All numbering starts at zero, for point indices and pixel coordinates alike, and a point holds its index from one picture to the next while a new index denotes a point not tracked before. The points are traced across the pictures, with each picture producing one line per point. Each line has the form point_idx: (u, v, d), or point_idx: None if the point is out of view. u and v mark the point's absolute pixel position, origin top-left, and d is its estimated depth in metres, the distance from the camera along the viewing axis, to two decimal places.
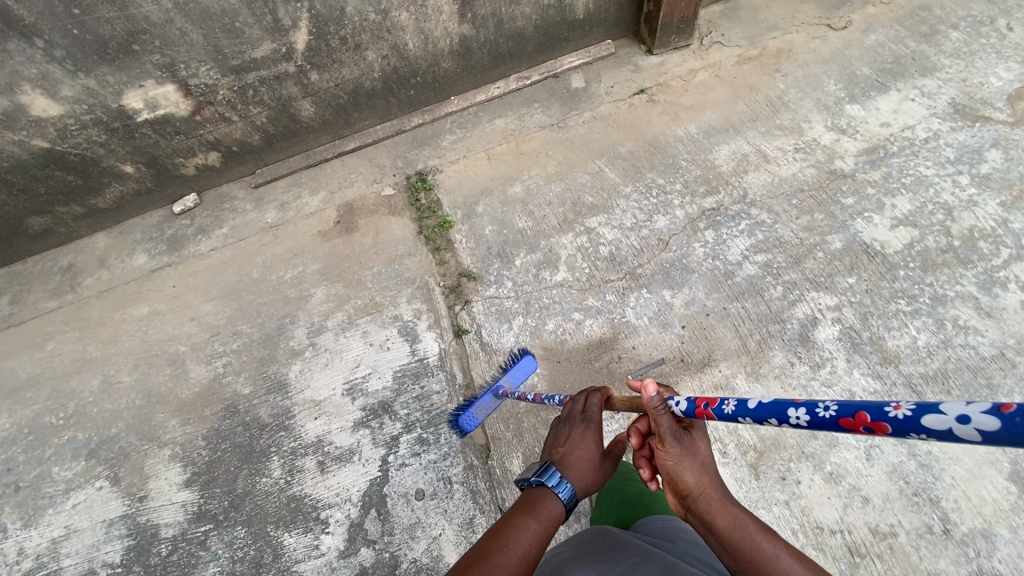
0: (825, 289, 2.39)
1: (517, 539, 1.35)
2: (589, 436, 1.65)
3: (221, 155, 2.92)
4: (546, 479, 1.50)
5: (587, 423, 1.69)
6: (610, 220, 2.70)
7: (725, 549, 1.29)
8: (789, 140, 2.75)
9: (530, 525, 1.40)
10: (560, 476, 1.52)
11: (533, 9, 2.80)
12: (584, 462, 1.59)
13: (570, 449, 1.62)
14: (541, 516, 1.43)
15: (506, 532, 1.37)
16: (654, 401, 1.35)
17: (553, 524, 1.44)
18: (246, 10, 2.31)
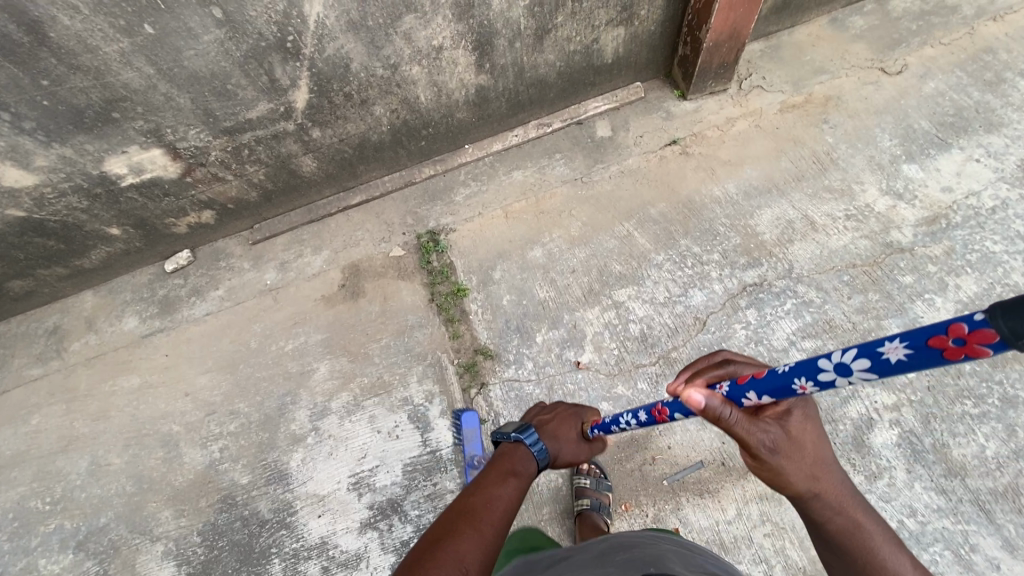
0: (881, 385, 2.16)
1: (499, 497, 1.40)
2: (572, 413, 1.81)
3: (216, 213, 2.70)
4: (524, 437, 1.61)
5: (578, 408, 1.84)
6: (641, 293, 2.46)
7: (838, 546, 1.19)
8: (839, 205, 2.50)
9: (509, 483, 1.46)
10: (537, 438, 1.64)
11: (558, 56, 2.53)
12: (562, 437, 1.72)
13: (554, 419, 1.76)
14: (519, 472, 1.52)
15: (486, 493, 1.39)
16: (720, 408, 1.10)
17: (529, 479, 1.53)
18: (239, 72, 2.04)
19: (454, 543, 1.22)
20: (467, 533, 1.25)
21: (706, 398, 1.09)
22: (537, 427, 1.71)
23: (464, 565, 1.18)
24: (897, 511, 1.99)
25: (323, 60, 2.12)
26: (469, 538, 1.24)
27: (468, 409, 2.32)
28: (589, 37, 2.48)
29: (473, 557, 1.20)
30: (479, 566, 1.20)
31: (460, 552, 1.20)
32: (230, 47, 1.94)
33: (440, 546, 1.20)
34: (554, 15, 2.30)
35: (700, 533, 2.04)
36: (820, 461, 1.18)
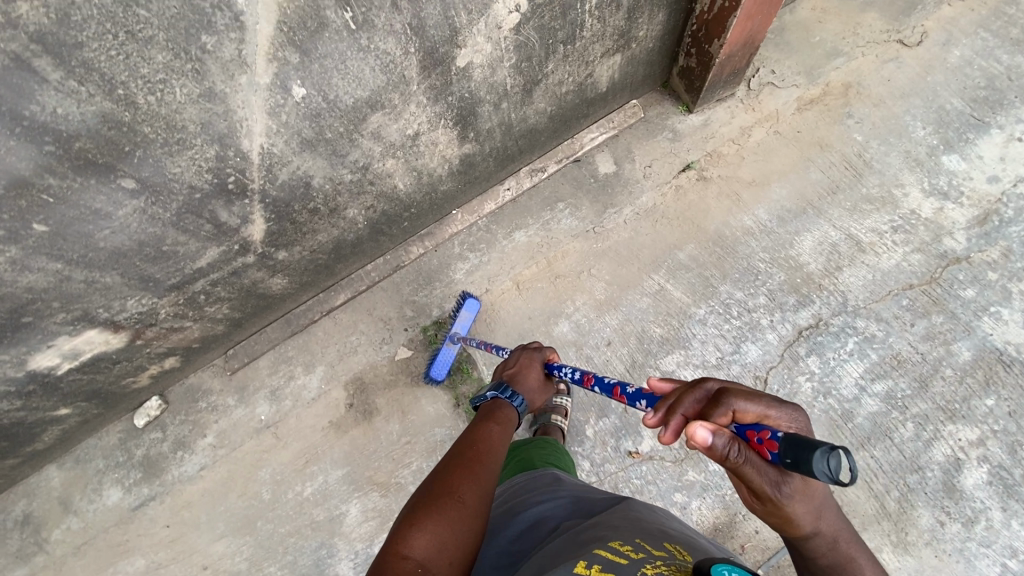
0: (963, 420, 2.03)
1: (487, 440, 1.50)
2: (535, 361, 1.88)
3: (180, 356, 2.26)
4: (502, 392, 1.71)
5: (540, 351, 1.93)
6: (689, 357, 2.22)
7: None
8: (883, 217, 2.26)
9: (491, 426, 1.56)
10: (513, 391, 1.73)
11: (549, 102, 2.11)
12: (531, 380, 1.82)
13: (524, 371, 1.83)
14: (499, 419, 1.61)
15: (478, 440, 1.48)
16: (729, 445, 0.96)
17: (510, 427, 1.64)
18: (174, 230, 1.58)
19: (453, 482, 1.31)
20: (465, 474, 1.34)
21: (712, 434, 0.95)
22: (510, 380, 1.81)
23: (463, 501, 1.27)
24: (999, 554, 1.92)
25: (278, 187, 1.66)
26: (468, 480, 1.32)
27: (472, 294, 2.33)
28: (582, 74, 2.06)
29: (472, 496, 1.29)
30: (478, 501, 1.29)
31: (458, 489, 1.29)
32: (156, 211, 1.47)
33: (439, 488, 1.29)
34: (545, 64, 1.86)
35: None
36: (825, 502, 1.06)
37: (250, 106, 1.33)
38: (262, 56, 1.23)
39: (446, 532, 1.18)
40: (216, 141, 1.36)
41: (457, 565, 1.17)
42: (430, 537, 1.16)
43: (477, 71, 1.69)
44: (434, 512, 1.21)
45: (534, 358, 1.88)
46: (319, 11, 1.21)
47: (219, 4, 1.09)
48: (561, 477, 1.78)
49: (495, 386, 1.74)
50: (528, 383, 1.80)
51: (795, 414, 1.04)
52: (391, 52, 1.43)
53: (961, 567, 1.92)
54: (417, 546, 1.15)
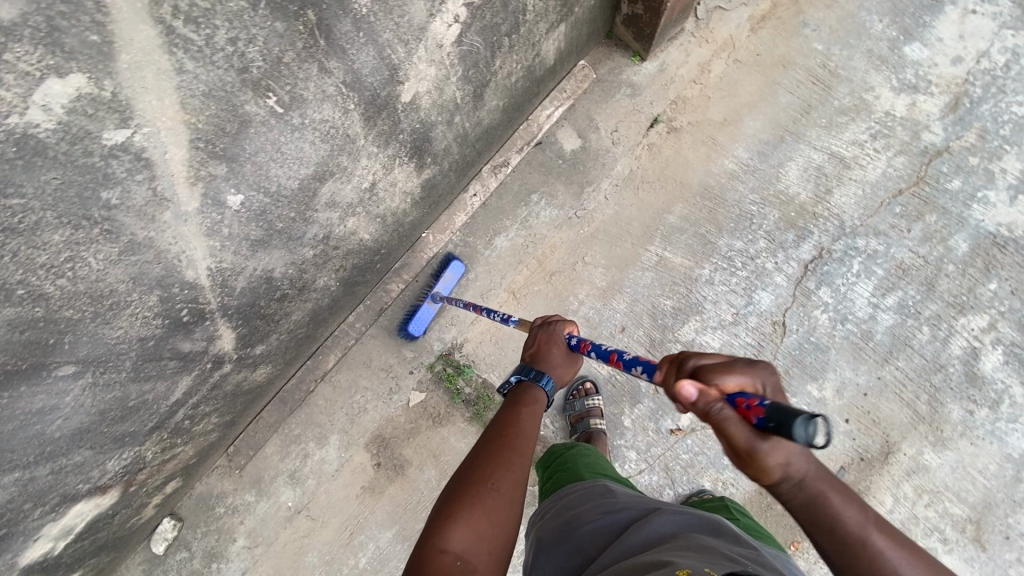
0: (972, 310, 2.09)
1: (521, 421, 1.30)
2: (558, 332, 1.50)
3: (181, 475, 2.03)
4: (525, 375, 1.40)
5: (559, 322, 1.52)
6: (706, 321, 2.16)
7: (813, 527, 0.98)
8: (860, 127, 2.20)
9: (523, 412, 1.33)
10: (539, 370, 1.41)
11: (501, 96, 1.86)
12: (558, 357, 1.46)
13: (549, 347, 1.46)
14: (528, 402, 1.35)
15: (509, 417, 1.31)
16: (716, 404, 0.90)
17: (541, 410, 1.37)
18: (136, 383, 1.32)
19: (488, 469, 1.17)
20: (501, 458, 1.20)
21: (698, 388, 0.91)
22: (533, 359, 1.46)
23: (498, 489, 1.14)
24: None
25: (238, 296, 1.41)
26: (502, 465, 1.18)
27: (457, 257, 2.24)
28: (531, 56, 1.82)
29: (508, 482, 1.16)
30: (514, 490, 1.16)
31: (493, 477, 1.16)
32: (109, 377, 1.22)
33: (473, 474, 1.17)
34: (492, 63, 1.62)
35: None
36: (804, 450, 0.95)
37: (183, 238, 1.08)
38: (183, 185, 1.00)
39: (484, 526, 1.08)
40: (155, 287, 1.11)
41: (496, 560, 1.07)
42: (469, 533, 1.07)
43: (425, 98, 1.45)
44: (469, 505, 1.11)
45: (557, 329, 1.50)
46: (237, 109, 0.98)
47: (111, 152, 0.87)
48: (613, 486, 1.39)
49: (517, 368, 1.42)
50: (553, 358, 1.44)
51: (772, 375, 0.95)
52: (329, 118, 1.18)
53: (994, 446, 2.03)
54: (455, 539, 1.06)
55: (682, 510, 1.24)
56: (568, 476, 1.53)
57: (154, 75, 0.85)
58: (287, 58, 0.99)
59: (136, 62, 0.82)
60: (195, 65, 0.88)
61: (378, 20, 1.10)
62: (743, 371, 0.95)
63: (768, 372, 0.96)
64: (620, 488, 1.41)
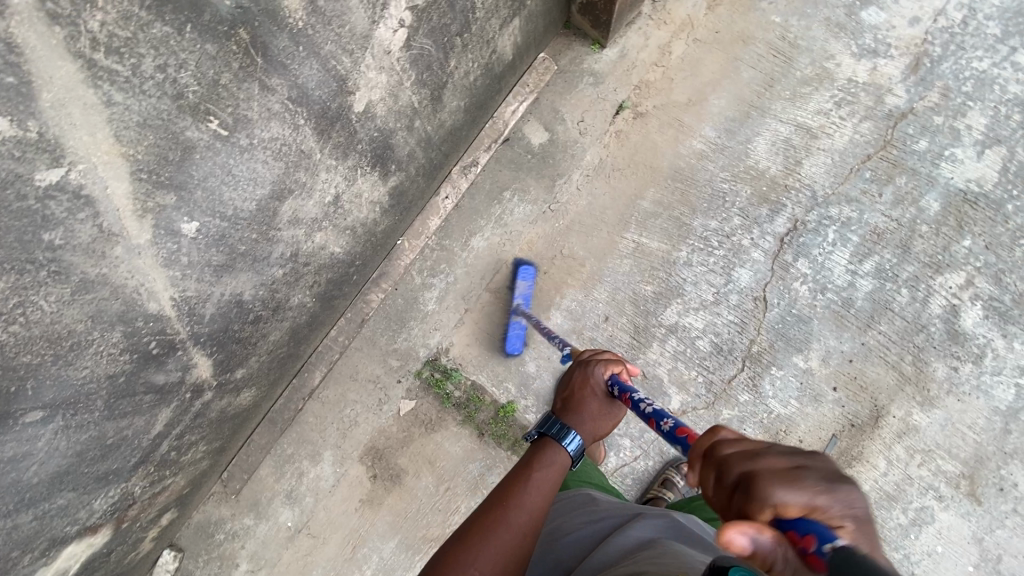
0: (948, 268, 2.10)
1: (522, 495, 1.24)
2: (597, 380, 1.42)
3: (176, 506, 2.01)
4: (549, 428, 1.35)
5: (598, 368, 1.42)
6: (688, 303, 2.17)
7: None
8: (823, 96, 2.20)
9: (531, 478, 1.27)
10: (564, 425, 1.35)
11: (462, 96, 1.84)
12: (592, 411, 1.38)
13: (579, 394, 1.40)
14: (543, 463, 1.30)
15: (514, 485, 1.27)
16: (776, 550, 0.74)
17: (558, 473, 1.30)
18: (112, 420, 1.30)
19: (472, 546, 1.16)
20: (487, 535, 1.17)
21: (753, 536, 0.74)
22: (561, 410, 1.39)
23: (477, 572, 1.12)
24: (1011, 377, 2.05)
25: (208, 322, 1.39)
26: (485, 543, 1.16)
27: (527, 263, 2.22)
28: (487, 53, 1.80)
29: (487, 566, 1.13)
30: (494, 573, 1.13)
31: (475, 557, 1.14)
32: (82, 418, 1.20)
33: (458, 548, 1.17)
34: (446, 64, 1.59)
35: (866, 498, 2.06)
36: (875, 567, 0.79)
37: (140, 271, 1.06)
38: (131, 219, 0.99)
39: None
40: (116, 323, 1.09)
41: None
42: None
43: (379, 106, 1.43)
44: None
45: (591, 376, 1.42)
46: (178, 136, 0.99)
47: (47, 193, 0.87)
48: (595, 495, 1.49)
49: (542, 420, 1.37)
50: (584, 409, 1.38)
51: (848, 493, 0.78)
52: (279, 136, 1.17)
53: (981, 400, 2.05)
54: None
55: (661, 514, 1.31)
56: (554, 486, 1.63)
57: (82, 110, 0.86)
58: (224, 79, 1.00)
59: (60, 99, 0.83)
60: (124, 96, 0.90)
61: (317, 31, 1.09)
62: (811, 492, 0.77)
63: (839, 495, 0.78)
64: (603, 496, 1.50)
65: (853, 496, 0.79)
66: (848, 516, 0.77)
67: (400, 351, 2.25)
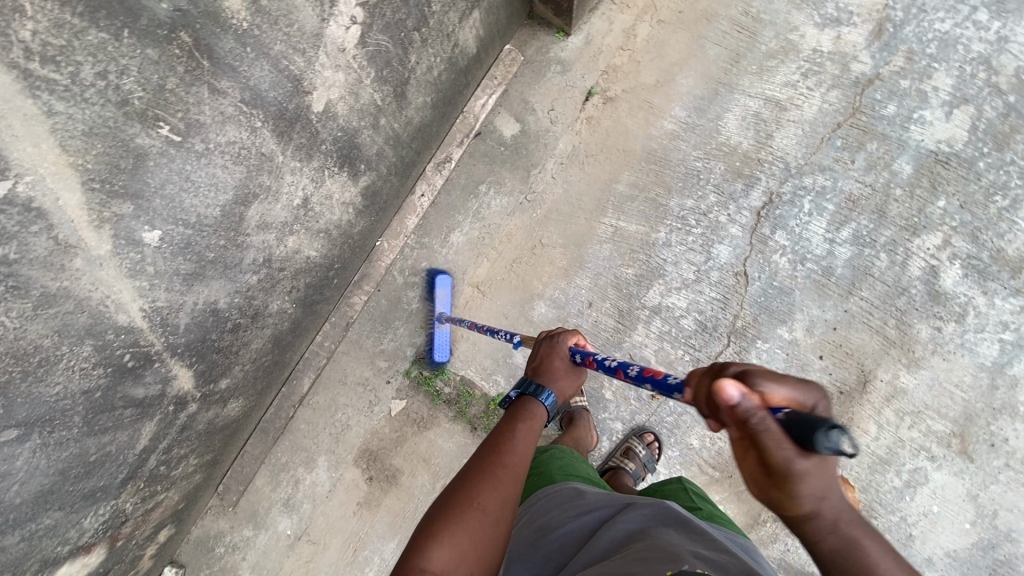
0: (925, 230, 2.11)
1: (512, 443, 1.25)
2: (563, 345, 1.45)
3: (172, 522, 2.01)
4: (525, 388, 1.37)
5: (565, 334, 1.47)
6: (670, 283, 2.17)
7: None
8: (790, 68, 2.21)
9: (517, 428, 1.28)
10: (539, 385, 1.36)
11: (427, 92, 1.85)
12: (563, 372, 1.41)
13: (550, 357, 1.43)
14: (527, 417, 1.31)
15: (502, 436, 1.26)
16: (760, 420, 0.79)
17: (541, 424, 1.32)
18: (93, 436, 1.30)
19: (473, 488, 1.14)
20: (488, 478, 1.17)
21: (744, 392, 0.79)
22: (534, 375, 1.40)
23: (483, 512, 1.11)
24: (994, 333, 2.07)
25: (184, 332, 1.39)
26: (488, 488, 1.15)
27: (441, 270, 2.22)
28: (449, 47, 1.80)
29: (494, 507, 1.13)
30: (499, 512, 1.13)
31: (477, 498, 1.13)
32: (60, 435, 1.20)
33: (456, 493, 1.14)
34: (406, 60, 1.60)
35: (860, 463, 2.07)
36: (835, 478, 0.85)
37: (104, 283, 1.08)
38: (88, 230, 1.01)
39: (462, 549, 1.06)
40: (85, 336, 1.10)
41: None
42: (449, 555, 1.04)
43: (340, 105, 1.43)
44: (448, 524, 1.08)
45: (559, 341, 1.46)
46: (128, 143, 1.00)
47: None
48: (582, 488, 1.50)
49: (517, 382, 1.39)
50: (557, 370, 1.40)
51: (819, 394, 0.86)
52: (237, 139, 1.18)
53: (966, 358, 2.07)
54: (433, 561, 1.03)
55: (650, 504, 1.35)
56: (541, 479, 1.63)
57: (23, 121, 0.88)
58: (171, 83, 1.02)
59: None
60: (66, 106, 0.92)
61: (265, 32, 1.12)
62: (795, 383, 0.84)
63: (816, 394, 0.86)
64: (591, 490, 1.51)
65: (823, 402, 0.86)
66: (821, 413, 0.85)
67: (387, 352, 2.25)
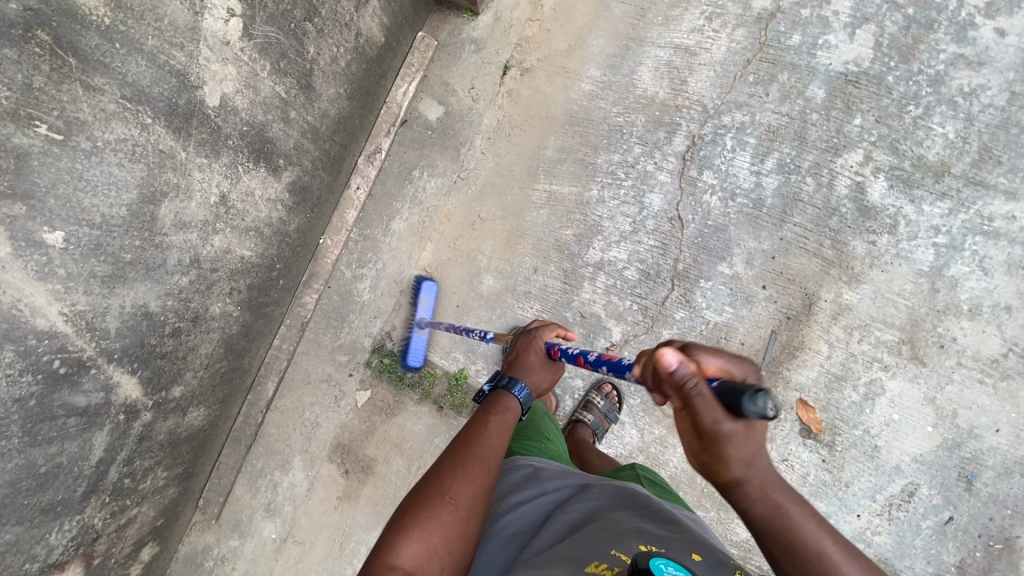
0: (846, 149, 2.16)
1: (486, 437, 1.32)
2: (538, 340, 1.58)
3: (153, 539, 2.04)
4: (498, 382, 1.48)
5: (541, 328, 1.61)
6: (609, 238, 2.22)
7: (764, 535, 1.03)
8: (694, 14, 2.27)
9: (490, 422, 1.37)
10: (513, 378, 1.48)
11: (338, 83, 1.90)
12: (536, 367, 1.54)
13: (523, 354, 1.55)
14: (500, 411, 1.40)
15: (474, 430, 1.34)
16: (692, 379, 0.96)
17: (514, 417, 1.41)
18: (38, 446, 1.34)
19: (446, 479, 1.20)
20: (460, 470, 1.22)
21: (680, 360, 0.96)
22: (508, 368, 1.54)
23: (455, 504, 1.16)
24: (927, 239, 2.11)
25: (117, 337, 1.43)
26: (460, 478, 1.20)
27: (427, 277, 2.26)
28: (351, 37, 1.86)
29: (466, 498, 1.18)
30: (472, 503, 1.18)
31: (450, 487, 1.18)
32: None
33: (429, 487, 1.20)
34: (304, 50, 1.66)
35: (816, 383, 2.10)
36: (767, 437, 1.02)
37: (11, 284, 1.14)
38: None
39: (436, 539, 1.10)
40: (3, 341, 1.15)
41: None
42: (420, 546, 1.08)
43: (238, 99, 1.50)
44: (420, 515, 1.13)
45: (534, 337, 1.58)
46: (6, 143, 1.06)
47: None
48: (538, 465, 1.47)
49: (492, 377, 1.50)
50: (529, 365, 1.53)
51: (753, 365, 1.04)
52: (127, 136, 1.26)
53: (902, 265, 2.11)
54: (403, 555, 1.07)
55: (608, 488, 1.34)
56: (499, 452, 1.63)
57: None
58: (38, 83, 1.08)
59: None
60: None
61: (131, 28, 1.20)
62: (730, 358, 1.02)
63: (746, 367, 1.03)
64: (546, 465, 1.50)
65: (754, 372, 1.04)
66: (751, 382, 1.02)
67: (346, 345, 2.29)
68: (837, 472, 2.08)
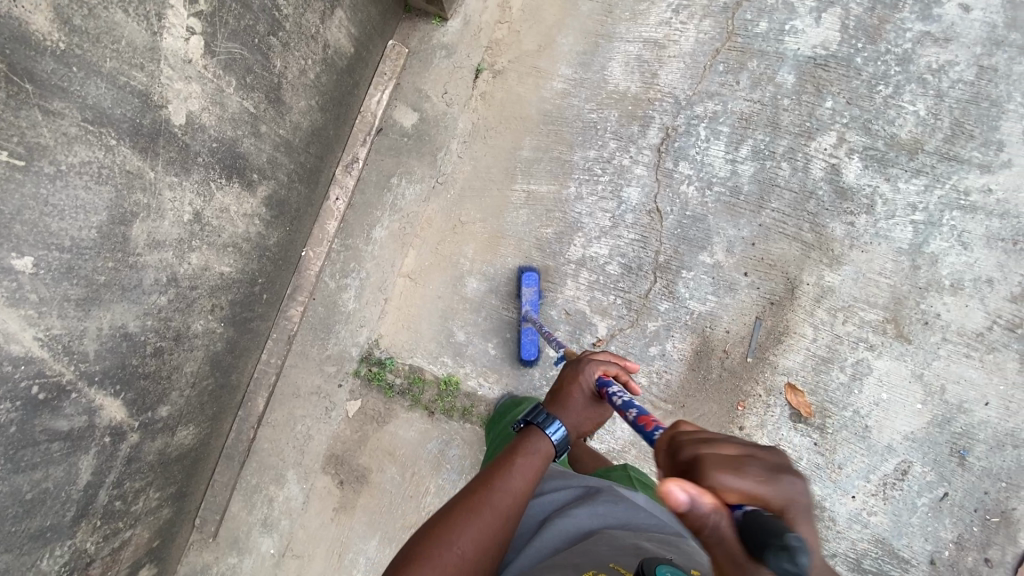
0: (819, 132, 2.17)
1: (507, 482, 1.22)
2: (586, 373, 1.43)
3: (150, 560, 2.04)
4: (533, 417, 1.35)
5: (587, 362, 1.45)
6: (589, 234, 2.23)
7: None
8: (661, 8, 2.28)
9: (513, 465, 1.25)
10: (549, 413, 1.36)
11: (309, 95, 1.91)
12: (578, 407, 1.39)
13: (568, 389, 1.41)
14: (524, 453, 1.28)
15: (497, 471, 1.25)
16: (711, 516, 0.72)
17: (541, 460, 1.29)
18: (21, 473, 1.34)
19: (456, 523, 1.14)
20: (472, 516, 1.15)
21: (693, 496, 0.71)
22: (549, 402, 1.41)
23: (461, 556, 1.10)
24: (905, 217, 2.12)
25: (95, 359, 1.43)
26: (471, 525, 1.14)
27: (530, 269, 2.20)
28: (318, 49, 1.88)
29: (473, 549, 1.11)
30: (479, 552, 1.12)
31: (460, 535, 1.12)
32: None
33: (439, 527, 1.15)
34: (270, 64, 1.68)
35: (803, 367, 2.11)
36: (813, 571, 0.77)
37: None
38: None
39: None
40: None
41: None
42: None
43: (206, 116, 1.51)
44: (424, 561, 1.09)
45: (581, 370, 1.43)
46: None
47: None
48: None
49: (528, 410, 1.38)
50: (572, 403, 1.39)
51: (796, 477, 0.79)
52: (91, 158, 1.27)
53: (881, 244, 2.12)
54: None
55: (607, 490, 1.30)
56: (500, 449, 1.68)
57: None
58: None
59: None
60: None
61: (87, 51, 1.20)
62: (758, 478, 0.77)
63: (784, 484, 0.77)
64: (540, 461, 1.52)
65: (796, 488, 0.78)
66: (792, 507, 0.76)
67: (334, 355, 2.29)
68: (829, 455, 2.08)
